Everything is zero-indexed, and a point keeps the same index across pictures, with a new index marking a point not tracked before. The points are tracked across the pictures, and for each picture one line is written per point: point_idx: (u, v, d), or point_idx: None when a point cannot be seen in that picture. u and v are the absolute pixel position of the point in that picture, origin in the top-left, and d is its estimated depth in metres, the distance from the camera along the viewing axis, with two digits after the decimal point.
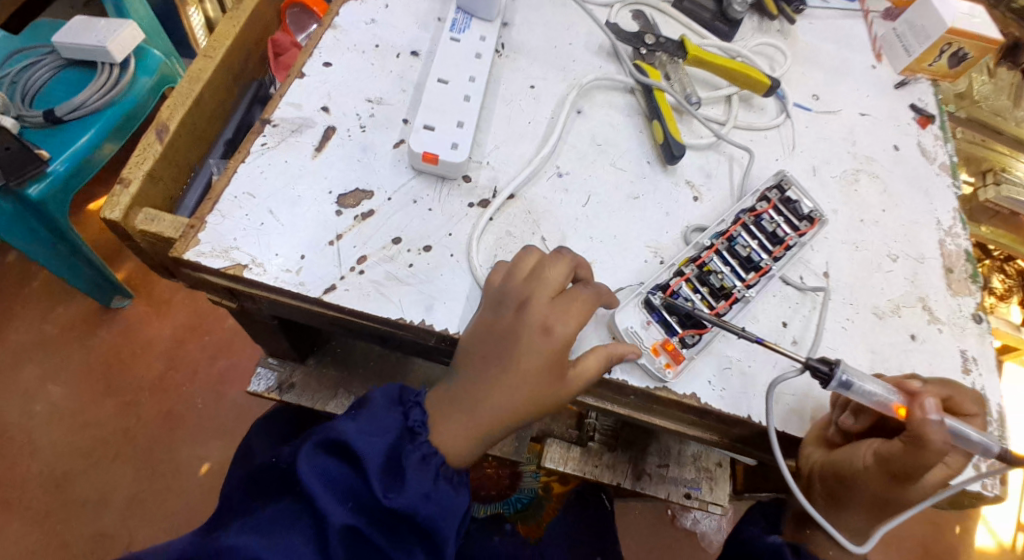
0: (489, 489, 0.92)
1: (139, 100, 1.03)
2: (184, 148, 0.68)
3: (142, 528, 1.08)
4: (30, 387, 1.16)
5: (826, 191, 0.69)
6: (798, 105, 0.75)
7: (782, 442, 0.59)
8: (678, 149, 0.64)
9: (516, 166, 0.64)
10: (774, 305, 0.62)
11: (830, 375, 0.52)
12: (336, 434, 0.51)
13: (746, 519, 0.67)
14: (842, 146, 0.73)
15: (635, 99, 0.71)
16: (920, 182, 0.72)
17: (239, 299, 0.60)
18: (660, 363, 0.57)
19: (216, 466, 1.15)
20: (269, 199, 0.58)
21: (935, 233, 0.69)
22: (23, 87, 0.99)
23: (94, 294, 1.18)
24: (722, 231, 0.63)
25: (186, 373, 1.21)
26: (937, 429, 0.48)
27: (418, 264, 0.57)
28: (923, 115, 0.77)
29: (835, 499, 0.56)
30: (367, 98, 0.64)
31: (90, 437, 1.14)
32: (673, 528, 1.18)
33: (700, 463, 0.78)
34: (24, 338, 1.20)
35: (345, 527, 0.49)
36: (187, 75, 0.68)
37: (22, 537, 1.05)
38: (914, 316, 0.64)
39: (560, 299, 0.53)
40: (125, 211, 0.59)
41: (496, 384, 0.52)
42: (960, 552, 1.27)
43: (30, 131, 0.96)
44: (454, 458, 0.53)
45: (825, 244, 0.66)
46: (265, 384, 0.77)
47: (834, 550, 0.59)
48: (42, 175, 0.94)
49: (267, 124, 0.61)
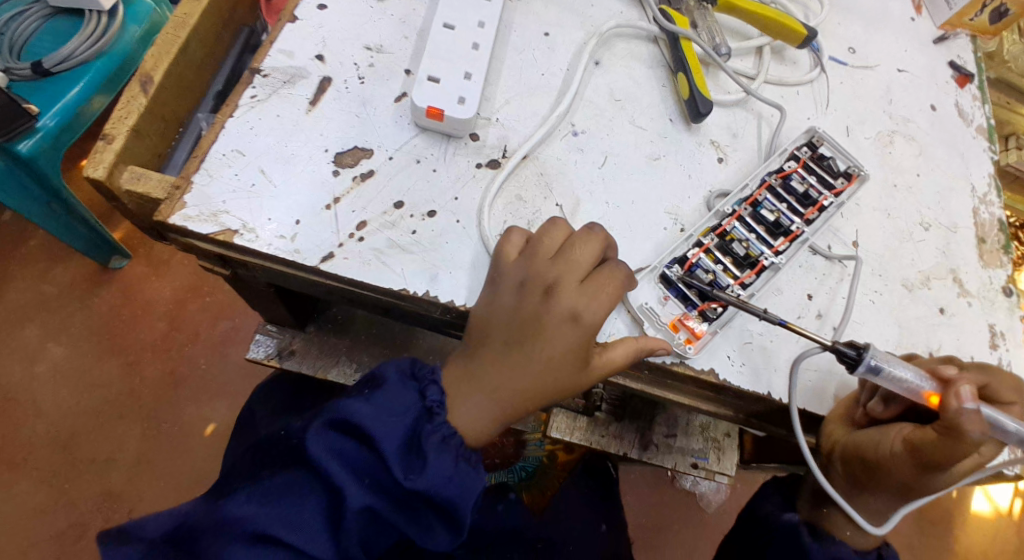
0: (494, 457, 0.89)
1: (128, 52, 0.97)
2: (171, 101, 0.63)
3: (151, 486, 1.08)
4: (30, 347, 1.14)
5: (860, 152, 0.65)
6: (833, 58, 0.69)
7: (802, 419, 0.57)
8: (704, 105, 0.59)
9: (529, 123, 0.59)
10: (801, 277, 0.58)
11: (859, 360, 0.48)
12: (349, 415, 0.48)
13: (759, 494, 0.65)
14: (878, 105, 0.68)
15: (659, 50, 0.66)
16: (956, 145, 0.68)
17: (232, 265, 0.57)
18: (680, 339, 0.53)
19: (221, 426, 1.13)
20: (261, 158, 0.53)
21: (969, 200, 0.65)
22: (10, 37, 0.94)
23: (92, 254, 1.15)
24: (745, 197, 0.59)
25: (189, 335, 1.19)
26: (972, 418, 0.46)
27: (421, 231, 0.53)
28: (961, 74, 0.72)
29: (857, 481, 0.54)
30: (366, 46, 0.59)
31: (95, 398, 1.12)
32: (672, 488, 1.18)
33: (708, 433, 0.75)
34: (21, 297, 1.17)
35: (363, 508, 0.47)
36: (171, 20, 0.62)
37: (29, 495, 1.04)
38: (944, 289, 0.60)
39: (589, 284, 0.49)
40: (109, 169, 0.55)
41: (511, 363, 0.49)
42: (956, 516, 1.23)
43: (19, 85, 0.92)
44: (472, 436, 0.50)
45: (856, 211, 0.62)
46: (265, 351, 0.74)
47: (851, 530, 0.56)
48: (31, 130, 0.89)
49: (256, 75, 0.57)
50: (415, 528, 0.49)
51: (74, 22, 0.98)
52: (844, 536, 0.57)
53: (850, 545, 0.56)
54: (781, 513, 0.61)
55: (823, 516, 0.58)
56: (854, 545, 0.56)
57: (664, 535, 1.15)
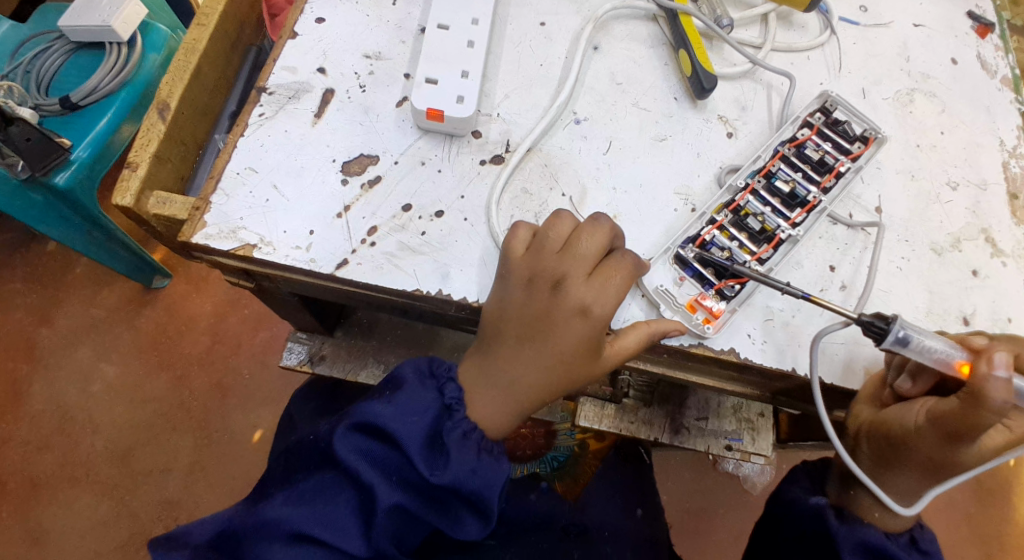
0: (524, 449, 0.85)
1: (151, 79, 1.00)
2: (188, 126, 0.66)
3: (206, 492, 1.12)
4: (85, 368, 1.19)
5: (877, 115, 0.63)
6: (844, 19, 0.67)
7: (829, 394, 0.56)
8: (709, 81, 0.59)
9: (530, 116, 0.59)
10: (821, 249, 0.57)
11: (887, 333, 0.47)
12: (371, 417, 0.49)
13: (790, 477, 0.65)
14: (895, 64, 0.66)
15: (658, 28, 0.65)
16: (980, 99, 0.65)
17: (256, 278, 0.59)
18: (698, 319, 0.53)
19: (267, 433, 1.17)
20: (272, 173, 0.55)
21: (999, 154, 0.63)
22: (37, 76, 0.98)
23: (135, 276, 1.19)
24: (758, 169, 0.58)
25: (230, 347, 1.23)
26: (999, 386, 0.44)
27: (431, 231, 0.54)
28: (982, 24, 0.69)
29: (883, 458, 0.53)
30: (365, 54, 0.60)
31: (147, 413, 1.17)
32: (714, 472, 1.16)
33: (740, 414, 0.74)
34: (73, 322, 1.23)
35: (393, 506, 0.48)
36: (181, 47, 0.64)
37: (93, 508, 1.10)
38: (976, 249, 0.58)
39: (596, 276, 0.49)
40: (136, 196, 0.58)
41: (524, 357, 0.50)
42: (1014, 485, 1.18)
43: (50, 120, 0.96)
44: (492, 429, 0.51)
45: (876, 174, 0.60)
46: (297, 358, 0.76)
47: (880, 512, 0.55)
48: (67, 163, 0.93)
49: (263, 93, 0.58)
50: (444, 520, 0.50)
51: (95, 55, 1.01)
52: (871, 517, 0.55)
53: (880, 527, 0.55)
54: (808, 497, 0.60)
55: (848, 498, 0.57)
56: (885, 528, 0.55)
57: (709, 518, 1.14)
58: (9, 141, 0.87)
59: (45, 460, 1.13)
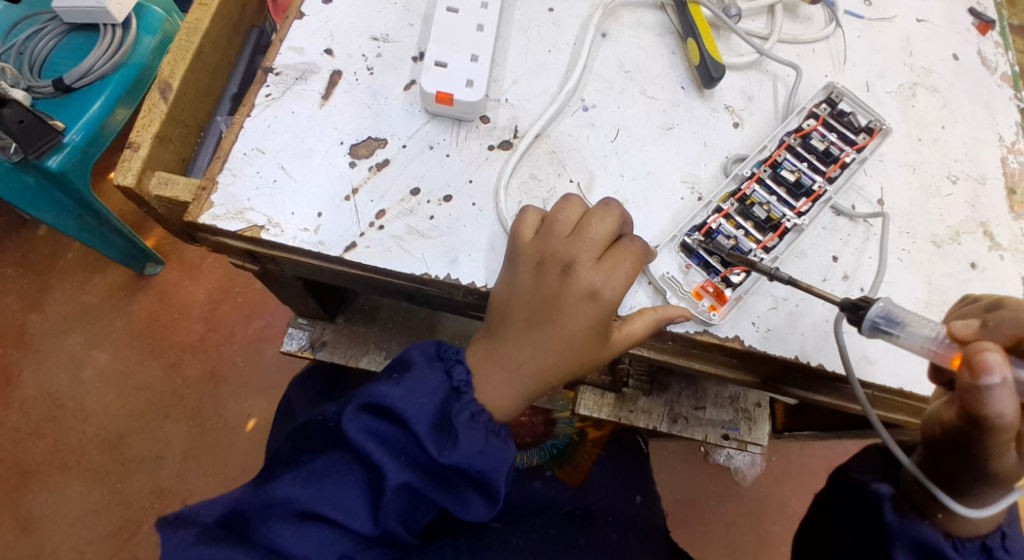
0: (524, 436, 0.88)
1: (145, 63, 0.98)
2: (190, 107, 0.65)
3: (200, 479, 1.12)
4: (77, 354, 1.18)
5: (882, 108, 0.64)
6: (850, 12, 0.68)
7: (829, 383, 0.57)
8: (717, 69, 0.59)
9: (538, 102, 0.59)
10: (824, 238, 0.58)
11: (861, 317, 0.49)
12: (381, 398, 0.49)
13: (862, 459, 0.65)
14: (898, 58, 0.66)
15: (666, 16, 0.65)
16: (981, 94, 0.66)
17: (261, 261, 0.58)
18: (704, 306, 0.54)
19: (261, 422, 1.17)
20: (280, 154, 0.55)
21: (997, 150, 0.63)
22: (30, 56, 0.96)
23: (127, 262, 1.18)
24: (764, 159, 0.58)
25: (224, 336, 1.23)
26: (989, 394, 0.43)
27: (439, 215, 0.54)
28: (982, 21, 0.69)
29: (935, 463, 0.52)
30: (372, 36, 0.60)
31: (140, 400, 1.16)
32: (705, 464, 1.18)
33: (738, 404, 0.74)
34: (65, 307, 1.22)
35: (402, 486, 0.49)
36: (184, 26, 0.64)
37: (85, 495, 1.09)
38: (974, 242, 0.59)
39: (605, 260, 0.49)
40: (138, 176, 0.57)
41: (533, 341, 0.50)
42: None
43: (42, 103, 0.94)
44: (499, 412, 0.51)
45: (879, 167, 0.61)
46: (298, 343, 0.76)
47: (943, 513, 0.53)
48: (59, 146, 0.92)
49: (269, 73, 0.58)
50: (451, 502, 0.51)
51: (90, 37, 0.99)
52: (936, 518, 0.54)
53: (942, 528, 0.53)
54: (871, 482, 0.60)
55: (914, 493, 0.55)
56: (948, 532, 0.53)
57: (701, 508, 1.15)
58: (2, 122, 0.85)
59: (36, 446, 1.12)
